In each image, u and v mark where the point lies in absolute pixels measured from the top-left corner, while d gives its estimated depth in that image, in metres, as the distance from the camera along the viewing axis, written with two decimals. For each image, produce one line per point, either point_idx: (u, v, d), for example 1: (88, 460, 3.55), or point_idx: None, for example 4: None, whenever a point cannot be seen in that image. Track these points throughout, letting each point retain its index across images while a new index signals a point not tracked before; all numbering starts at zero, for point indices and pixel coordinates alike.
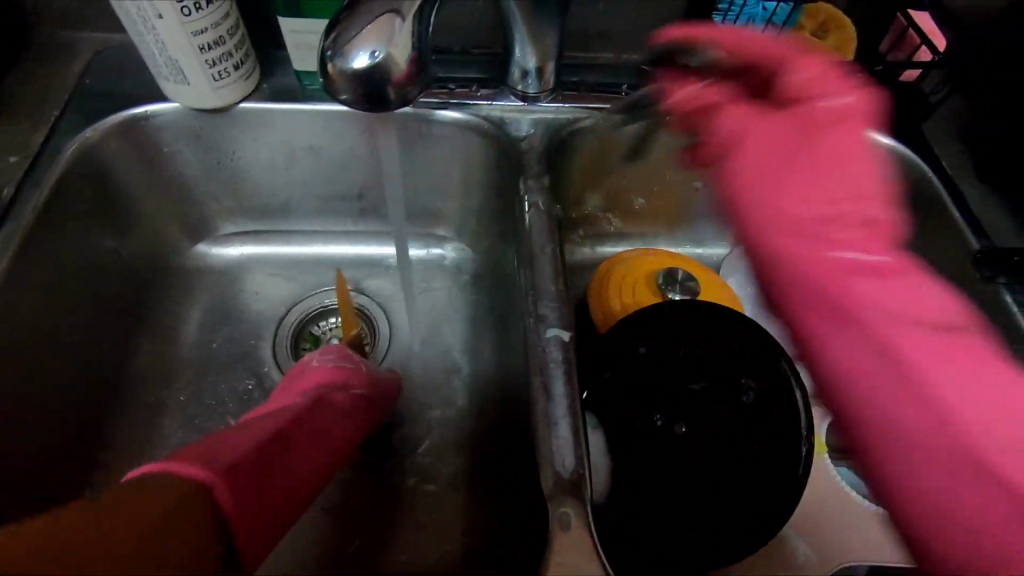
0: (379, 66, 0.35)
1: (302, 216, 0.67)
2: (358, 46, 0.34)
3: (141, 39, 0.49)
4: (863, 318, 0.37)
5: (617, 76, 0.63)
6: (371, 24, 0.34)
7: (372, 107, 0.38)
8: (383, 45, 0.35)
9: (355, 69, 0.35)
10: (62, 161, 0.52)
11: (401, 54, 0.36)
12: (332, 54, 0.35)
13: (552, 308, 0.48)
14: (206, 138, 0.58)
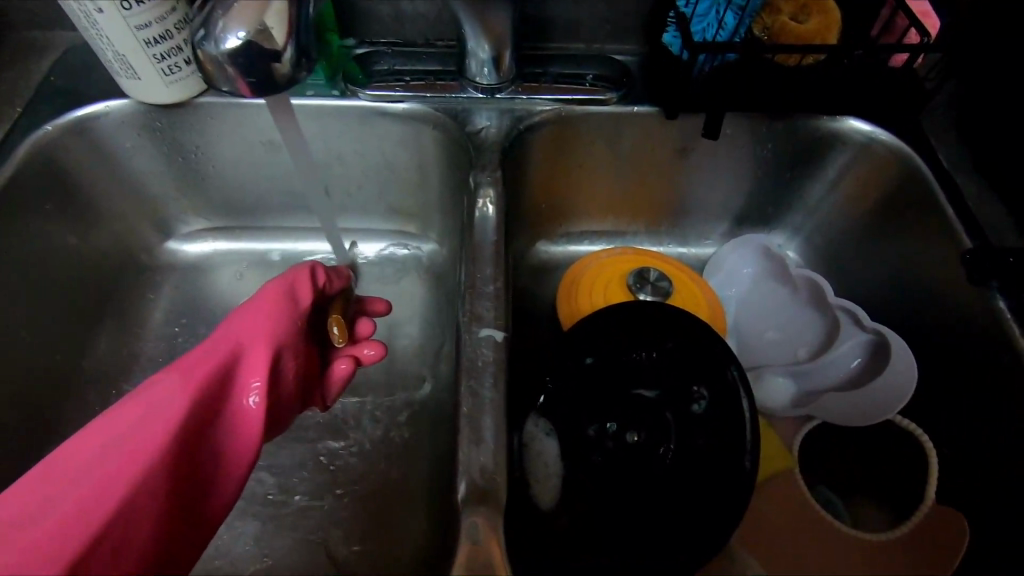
0: (247, 48, 0.39)
1: (270, 213, 0.67)
2: (226, 29, 0.39)
3: (89, 35, 0.49)
4: None
5: (583, 66, 0.61)
6: (234, 9, 0.39)
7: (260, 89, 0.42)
8: (248, 30, 0.39)
9: (229, 51, 0.39)
10: (18, 155, 0.53)
11: (273, 32, 0.40)
12: (205, 43, 0.39)
13: (489, 305, 0.46)
14: (166, 134, 0.58)
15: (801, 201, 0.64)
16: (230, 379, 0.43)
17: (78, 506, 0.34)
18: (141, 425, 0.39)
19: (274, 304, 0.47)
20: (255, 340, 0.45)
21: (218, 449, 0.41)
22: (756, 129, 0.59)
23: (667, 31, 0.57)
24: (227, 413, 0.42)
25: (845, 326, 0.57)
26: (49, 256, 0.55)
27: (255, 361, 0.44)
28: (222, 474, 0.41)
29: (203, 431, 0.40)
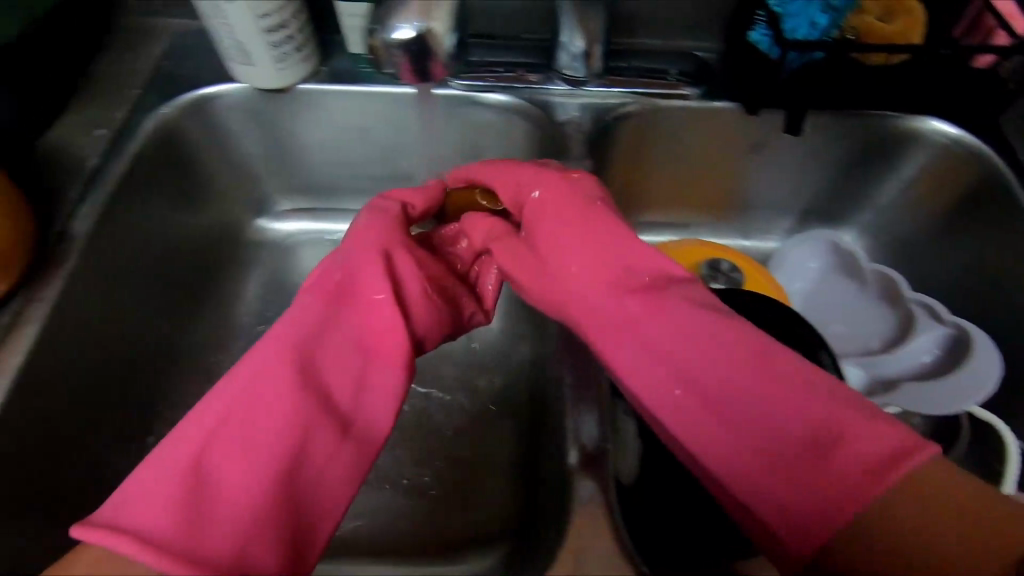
0: (417, 37, 0.42)
1: (354, 196, 0.70)
2: (399, 20, 0.41)
3: (212, 23, 0.52)
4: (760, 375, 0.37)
5: (666, 62, 0.63)
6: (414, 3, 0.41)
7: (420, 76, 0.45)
8: (422, 20, 0.41)
9: (399, 40, 0.42)
10: (142, 135, 0.56)
11: (440, 28, 0.42)
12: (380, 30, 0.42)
13: None
14: (269, 117, 0.61)
15: (872, 198, 0.66)
16: (352, 291, 0.45)
17: (227, 394, 0.38)
18: (274, 333, 0.42)
19: (377, 225, 0.48)
20: (367, 252, 0.46)
21: (347, 350, 0.43)
22: (836, 127, 0.60)
23: (754, 28, 0.57)
24: (357, 321, 0.44)
25: (923, 320, 0.58)
26: (162, 231, 0.59)
27: (369, 269, 0.46)
28: (370, 374, 0.42)
29: (329, 335, 0.43)
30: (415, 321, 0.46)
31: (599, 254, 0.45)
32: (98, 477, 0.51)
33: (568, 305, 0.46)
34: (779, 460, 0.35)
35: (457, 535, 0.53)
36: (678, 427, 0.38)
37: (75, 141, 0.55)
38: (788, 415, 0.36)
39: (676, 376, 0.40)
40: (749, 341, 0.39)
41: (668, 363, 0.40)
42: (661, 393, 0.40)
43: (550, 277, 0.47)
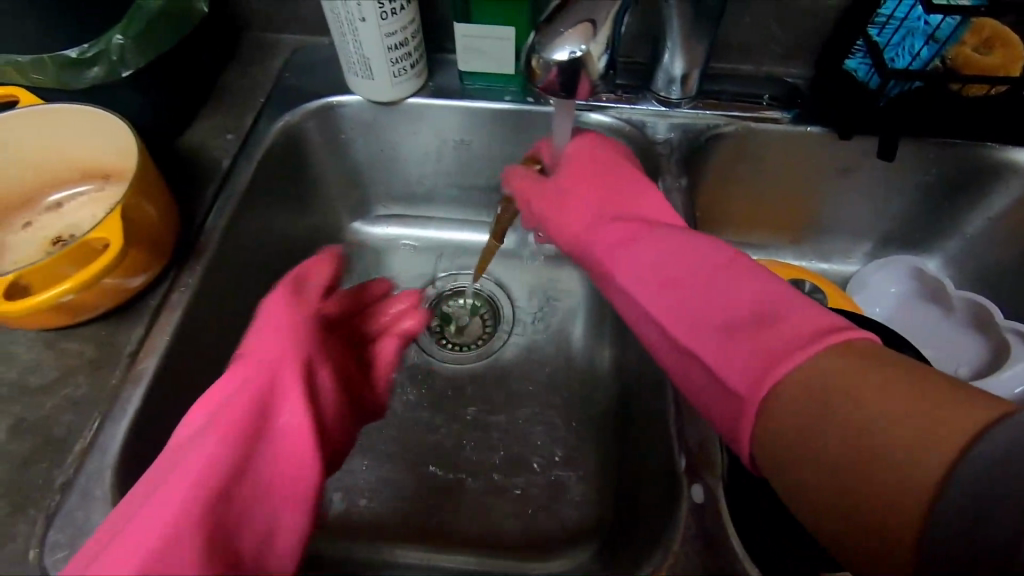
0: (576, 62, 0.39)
1: (444, 205, 0.74)
2: (563, 42, 0.38)
3: (342, 40, 0.57)
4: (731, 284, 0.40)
5: (758, 87, 0.65)
6: (576, 25, 0.38)
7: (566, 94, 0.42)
8: (585, 46, 0.39)
9: (556, 62, 0.39)
10: (268, 141, 0.61)
11: (597, 51, 0.39)
12: (537, 54, 0.39)
13: None
14: (377, 127, 0.66)
15: (960, 227, 0.66)
16: (268, 411, 0.47)
17: (145, 534, 0.37)
18: (198, 458, 0.42)
19: (276, 313, 0.53)
20: (286, 362, 0.49)
21: (272, 477, 0.44)
22: (927, 156, 0.61)
23: (850, 57, 0.60)
24: (275, 442, 0.46)
25: (1016, 347, 0.58)
26: (279, 230, 0.64)
27: (290, 394, 0.48)
28: (279, 516, 0.43)
29: (255, 465, 0.44)
30: (330, 438, 0.51)
31: (605, 195, 0.53)
32: None
33: (571, 235, 0.52)
34: (757, 352, 0.36)
35: (546, 534, 0.56)
36: (660, 313, 0.42)
37: (209, 144, 0.60)
38: (739, 303, 0.39)
39: (658, 278, 0.43)
40: (716, 252, 0.43)
41: (646, 266, 0.44)
42: (647, 291, 0.44)
43: (557, 211, 0.54)
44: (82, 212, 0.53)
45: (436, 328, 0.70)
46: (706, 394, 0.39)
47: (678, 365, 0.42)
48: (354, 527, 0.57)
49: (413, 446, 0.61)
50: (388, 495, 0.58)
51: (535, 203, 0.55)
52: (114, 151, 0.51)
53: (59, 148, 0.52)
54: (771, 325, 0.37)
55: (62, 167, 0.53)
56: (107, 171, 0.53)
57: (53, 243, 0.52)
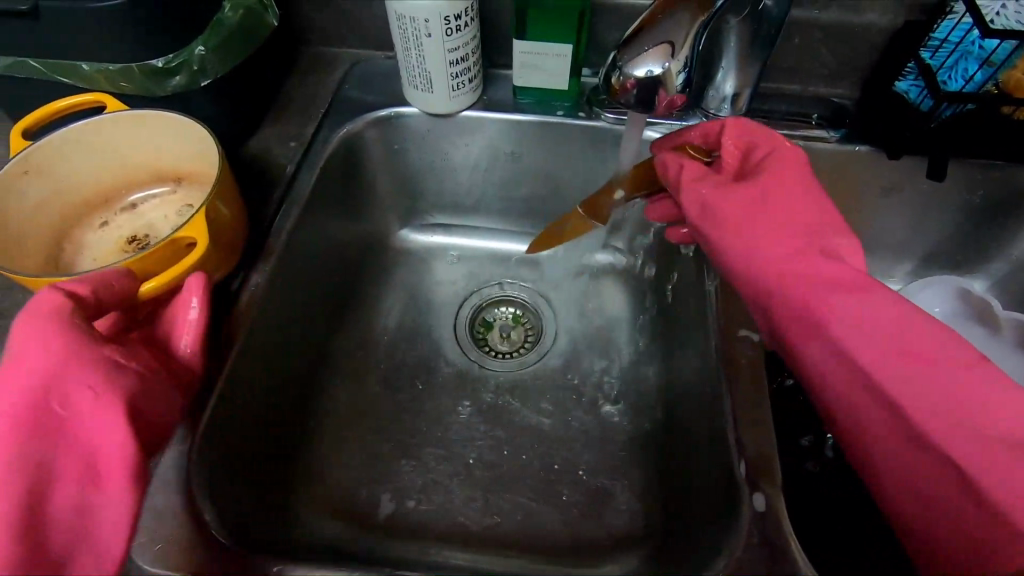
0: (655, 78, 0.43)
1: (490, 215, 0.75)
2: (643, 60, 0.42)
3: (406, 54, 0.59)
4: (1008, 404, 0.40)
5: (806, 107, 0.66)
6: (657, 45, 0.42)
7: (642, 107, 0.45)
8: (664, 62, 0.42)
9: (636, 77, 0.43)
10: (329, 149, 0.63)
11: (676, 69, 0.43)
12: (618, 70, 0.43)
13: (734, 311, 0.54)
14: (431, 138, 0.68)
15: (1007, 250, 0.67)
16: (50, 416, 0.38)
17: None
18: None
19: (38, 313, 0.39)
20: (43, 369, 0.38)
21: (70, 463, 0.38)
22: (976, 178, 0.62)
23: (902, 79, 0.60)
24: (71, 434, 0.38)
25: None
26: (337, 236, 0.66)
27: (75, 392, 0.39)
28: (97, 500, 0.38)
29: (39, 462, 0.37)
30: (150, 415, 0.41)
31: (806, 225, 0.51)
32: (280, 450, 0.57)
33: (759, 264, 0.50)
34: (1004, 496, 0.39)
35: (592, 541, 0.57)
36: (887, 381, 0.43)
37: (273, 151, 0.63)
38: (997, 409, 0.40)
39: (894, 346, 0.43)
40: (965, 353, 0.42)
41: (877, 328, 0.44)
42: (869, 346, 0.44)
43: (742, 233, 0.51)
44: (155, 211, 0.57)
45: (480, 335, 0.71)
46: (913, 480, 0.43)
47: (881, 425, 0.44)
48: (405, 527, 0.58)
49: (461, 449, 0.62)
50: (436, 497, 0.60)
51: (730, 221, 0.52)
52: (189, 156, 0.54)
53: (135, 152, 0.54)
54: (1023, 457, 0.39)
55: (136, 169, 0.56)
56: (179, 173, 0.57)
57: (130, 243, 0.55)
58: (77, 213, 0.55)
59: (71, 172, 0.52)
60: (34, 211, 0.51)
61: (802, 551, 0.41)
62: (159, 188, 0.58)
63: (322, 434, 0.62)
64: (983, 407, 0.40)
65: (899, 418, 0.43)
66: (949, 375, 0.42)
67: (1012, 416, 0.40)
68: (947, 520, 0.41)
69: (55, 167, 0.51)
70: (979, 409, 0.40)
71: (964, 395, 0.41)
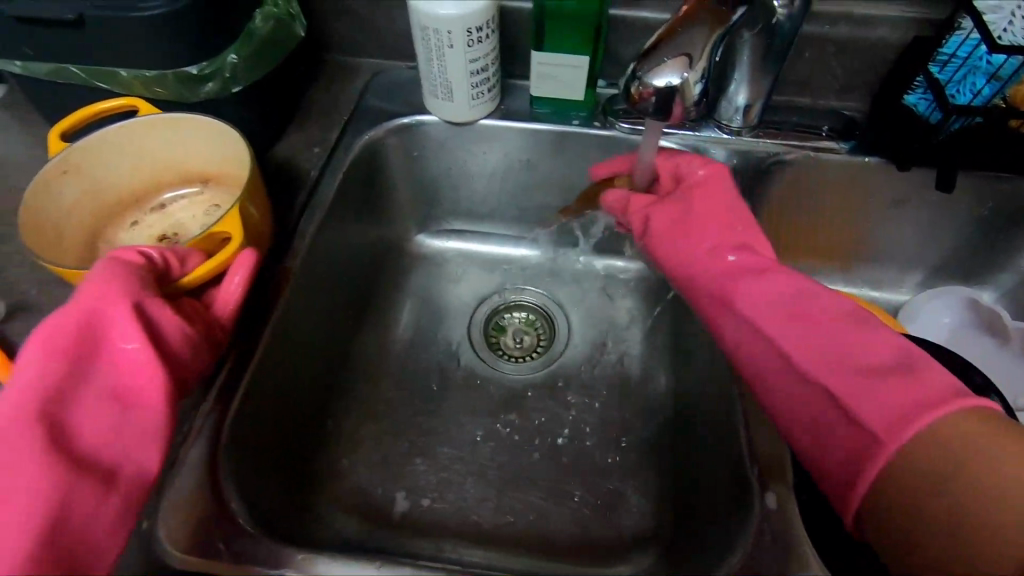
0: (673, 88, 0.44)
1: (504, 221, 0.77)
2: (662, 69, 0.44)
3: (428, 64, 0.61)
4: (874, 339, 0.44)
5: (816, 119, 0.68)
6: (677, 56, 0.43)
7: (657, 116, 0.46)
8: (681, 74, 0.44)
9: (654, 86, 0.44)
10: (351, 154, 0.65)
11: (693, 81, 0.44)
12: (637, 79, 0.44)
13: None
14: (449, 146, 0.70)
15: (1015, 261, 0.68)
16: (100, 340, 0.41)
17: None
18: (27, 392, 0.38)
19: (119, 264, 0.44)
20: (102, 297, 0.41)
21: (114, 389, 0.41)
22: (984, 191, 0.63)
23: (911, 92, 0.62)
24: (116, 363, 0.41)
25: None
26: (357, 240, 0.68)
27: (119, 319, 0.41)
28: (133, 422, 0.40)
29: (89, 387, 0.40)
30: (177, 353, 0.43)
31: (725, 222, 0.56)
32: (299, 445, 0.58)
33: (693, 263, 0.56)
34: (877, 415, 0.41)
35: (604, 541, 0.58)
36: (776, 334, 0.47)
37: (297, 156, 0.65)
38: (876, 364, 0.43)
39: (791, 316, 0.48)
40: (843, 307, 0.47)
41: (774, 305, 0.49)
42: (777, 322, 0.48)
43: (683, 232, 0.57)
44: (185, 211, 0.58)
45: (493, 337, 0.73)
46: (803, 424, 0.45)
47: (777, 377, 0.47)
48: (419, 525, 0.59)
49: (475, 449, 0.63)
50: (451, 495, 0.61)
51: (660, 224, 0.59)
52: (216, 156, 0.56)
53: (166, 155, 0.56)
54: (897, 381, 0.42)
55: (167, 170, 0.58)
56: (207, 174, 0.58)
57: (159, 242, 0.57)
58: (110, 212, 0.57)
59: (107, 173, 0.55)
60: (71, 211, 0.53)
61: (813, 549, 0.42)
62: (188, 189, 0.59)
63: (339, 432, 0.63)
64: (863, 346, 0.44)
65: (791, 366, 0.46)
66: (828, 325, 0.46)
67: (881, 350, 0.44)
68: (844, 471, 0.43)
69: (92, 169, 0.53)
70: (852, 347, 0.44)
71: (844, 338, 0.45)
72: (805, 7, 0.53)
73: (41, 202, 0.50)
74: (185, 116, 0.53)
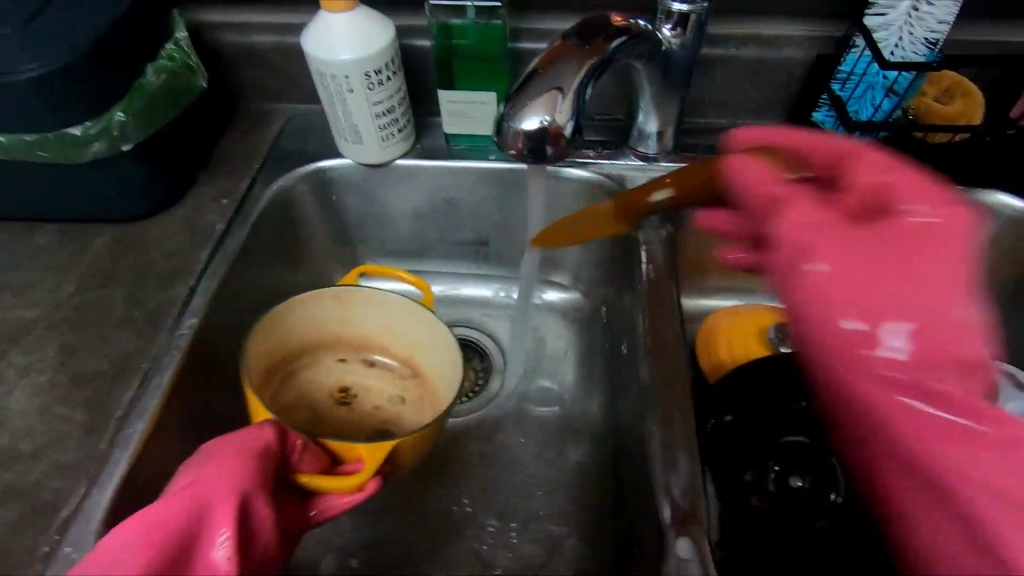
0: (545, 129, 0.43)
1: (434, 259, 0.75)
2: (529, 112, 0.43)
3: (332, 109, 0.60)
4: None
5: (732, 140, 0.67)
6: (543, 95, 0.42)
7: (533, 160, 0.45)
8: (549, 114, 0.43)
9: (526, 130, 0.43)
10: (262, 204, 0.63)
11: (562, 119, 0.43)
12: (507, 122, 0.43)
13: (663, 328, 0.52)
14: (368, 188, 0.69)
15: None
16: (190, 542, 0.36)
17: None
18: None
19: (246, 447, 0.41)
20: (218, 490, 0.38)
21: None
22: None
23: (818, 110, 0.62)
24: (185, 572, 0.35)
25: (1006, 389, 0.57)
26: (271, 289, 0.65)
27: (217, 523, 0.36)
28: None
29: None
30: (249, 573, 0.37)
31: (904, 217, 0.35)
32: None
33: (806, 295, 0.35)
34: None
35: None
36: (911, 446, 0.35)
37: (206, 210, 0.63)
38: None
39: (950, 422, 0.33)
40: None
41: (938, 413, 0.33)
42: (921, 416, 0.34)
43: (817, 243, 0.35)
44: (378, 377, 0.60)
45: None
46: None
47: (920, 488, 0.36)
48: None
49: (401, 502, 0.60)
50: (376, 554, 0.58)
51: (799, 231, 0.36)
52: (434, 374, 0.57)
53: (409, 339, 0.58)
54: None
55: (389, 345, 0.60)
56: (416, 370, 0.59)
57: (340, 397, 0.59)
58: (331, 346, 0.60)
59: (364, 317, 0.58)
60: (312, 321, 0.57)
61: None
62: (396, 362, 0.60)
63: None
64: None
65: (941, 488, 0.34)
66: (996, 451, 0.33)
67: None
68: None
69: (357, 304, 0.57)
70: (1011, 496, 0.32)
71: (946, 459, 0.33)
72: (699, 33, 0.53)
73: (308, 307, 0.55)
74: (452, 346, 0.53)
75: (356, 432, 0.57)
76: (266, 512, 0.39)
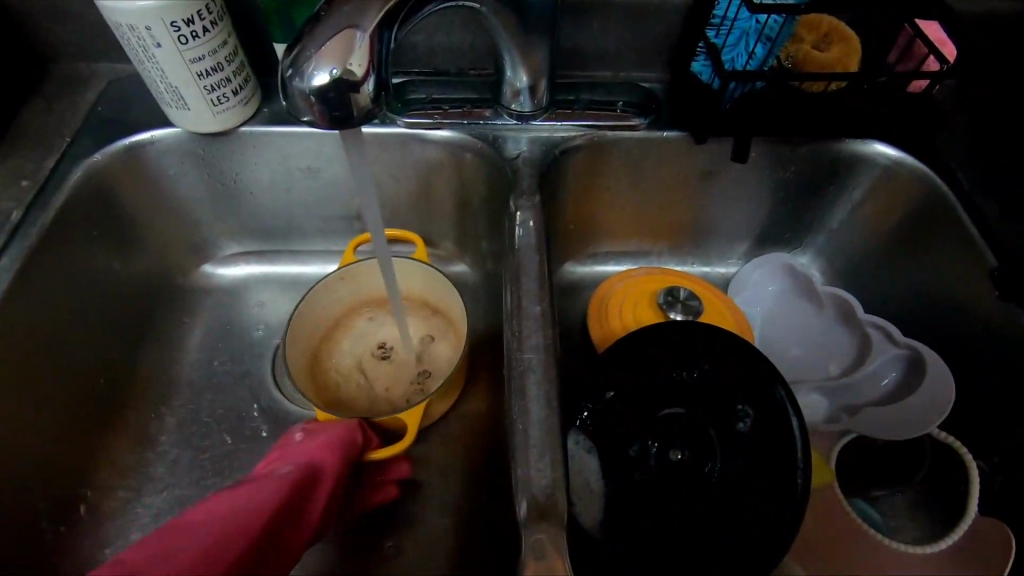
0: (338, 83, 0.37)
1: (304, 237, 0.67)
2: (316, 65, 0.37)
3: (143, 69, 0.50)
4: None
5: (614, 93, 0.61)
6: (330, 42, 0.37)
7: (336, 125, 0.40)
8: (341, 64, 0.37)
9: (317, 86, 0.37)
10: (69, 187, 0.54)
11: (358, 70, 0.38)
12: (295, 75, 0.37)
13: (529, 304, 0.48)
14: (210, 160, 0.60)
15: (826, 221, 0.66)
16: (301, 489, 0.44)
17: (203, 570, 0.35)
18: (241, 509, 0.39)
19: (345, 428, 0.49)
20: (326, 462, 0.45)
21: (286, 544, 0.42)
22: (783, 156, 0.60)
23: (697, 59, 0.58)
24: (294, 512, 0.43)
25: (877, 343, 0.58)
26: (97, 282, 0.57)
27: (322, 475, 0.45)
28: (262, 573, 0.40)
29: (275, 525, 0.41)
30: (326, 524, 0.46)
31: None
32: (19, 553, 0.48)
33: None
34: None
35: None
36: None
37: None
38: None
39: None
40: None
41: None
42: None
43: None
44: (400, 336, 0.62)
45: None
46: None
47: None
48: None
49: None
50: None
51: None
52: (456, 310, 0.58)
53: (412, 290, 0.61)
54: None
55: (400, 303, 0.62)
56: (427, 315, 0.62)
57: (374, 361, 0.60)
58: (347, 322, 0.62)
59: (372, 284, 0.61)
60: (328, 305, 0.60)
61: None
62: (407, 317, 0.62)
63: (98, 514, 0.53)
64: None
65: None
66: None
67: None
68: None
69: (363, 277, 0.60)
70: None
71: None
72: None
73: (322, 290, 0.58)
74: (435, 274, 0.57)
75: (400, 384, 0.58)
76: (335, 489, 0.46)
